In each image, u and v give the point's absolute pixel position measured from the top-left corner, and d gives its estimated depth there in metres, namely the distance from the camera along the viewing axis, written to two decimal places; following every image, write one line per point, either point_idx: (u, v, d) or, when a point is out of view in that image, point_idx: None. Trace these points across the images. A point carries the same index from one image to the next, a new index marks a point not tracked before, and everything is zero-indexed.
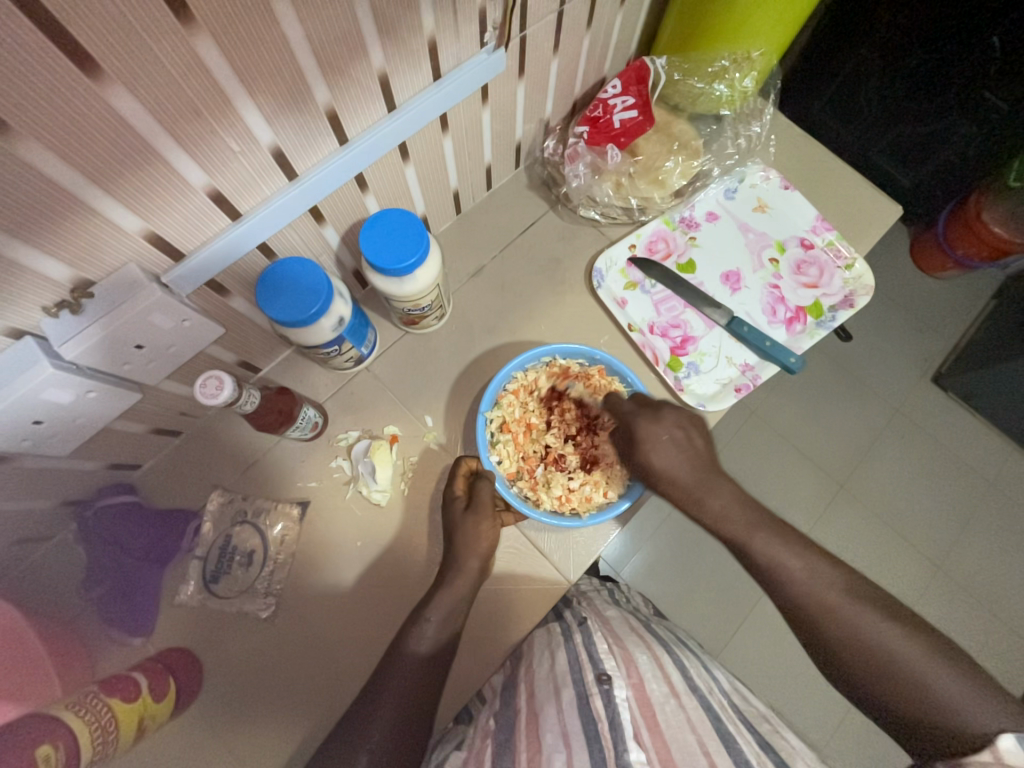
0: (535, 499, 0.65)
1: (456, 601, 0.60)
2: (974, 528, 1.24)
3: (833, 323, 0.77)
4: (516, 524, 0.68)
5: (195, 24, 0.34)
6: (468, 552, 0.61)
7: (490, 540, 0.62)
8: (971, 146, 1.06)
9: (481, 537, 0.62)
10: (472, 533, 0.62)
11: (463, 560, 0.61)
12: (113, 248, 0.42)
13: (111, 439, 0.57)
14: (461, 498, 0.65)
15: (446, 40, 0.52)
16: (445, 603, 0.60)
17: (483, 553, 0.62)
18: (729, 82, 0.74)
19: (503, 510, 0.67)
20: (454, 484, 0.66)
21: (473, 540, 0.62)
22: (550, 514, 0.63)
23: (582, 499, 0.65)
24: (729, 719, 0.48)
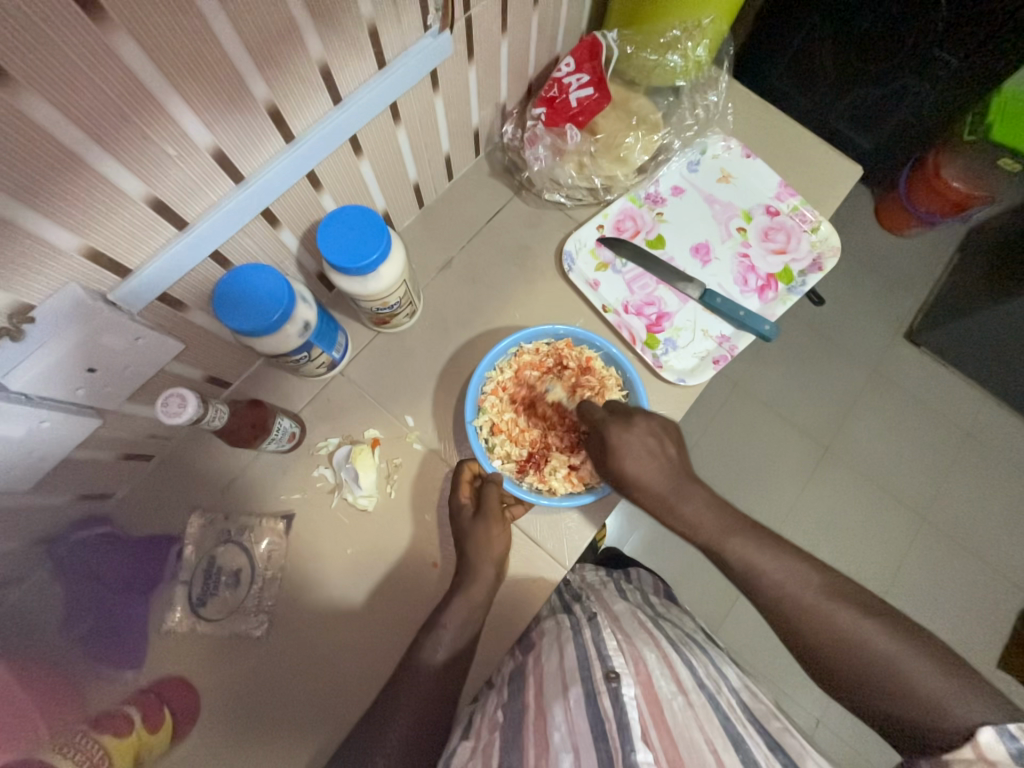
0: (548, 488, 0.64)
1: (471, 610, 0.59)
2: (955, 476, 1.28)
3: (804, 288, 0.77)
4: (522, 520, 0.68)
5: (107, 19, 0.32)
6: (483, 559, 0.61)
7: (503, 543, 0.63)
8: (928, 104, 1.07)
9: (494, 543, 0.62)
10: (482, 542, 0.62)
11: (478, 567, 0.61)
12: (50, 269, 0.39)
13: (77, 470, 0.54)
14: (469, 506, 0.64)
15: (387, 25, 0.50)
16: (460, 614, 0.59)
17: (497, 557, 0.62)
18: (682, 53, 0.74)
19: (513, 504, 0.67)
20: (460, 494, 0.65)
21: (484, 545, 0.62)
22: (567, 497, 0.63)
23: (591, 471, 0.65)
24: (738, 720, 0.45)
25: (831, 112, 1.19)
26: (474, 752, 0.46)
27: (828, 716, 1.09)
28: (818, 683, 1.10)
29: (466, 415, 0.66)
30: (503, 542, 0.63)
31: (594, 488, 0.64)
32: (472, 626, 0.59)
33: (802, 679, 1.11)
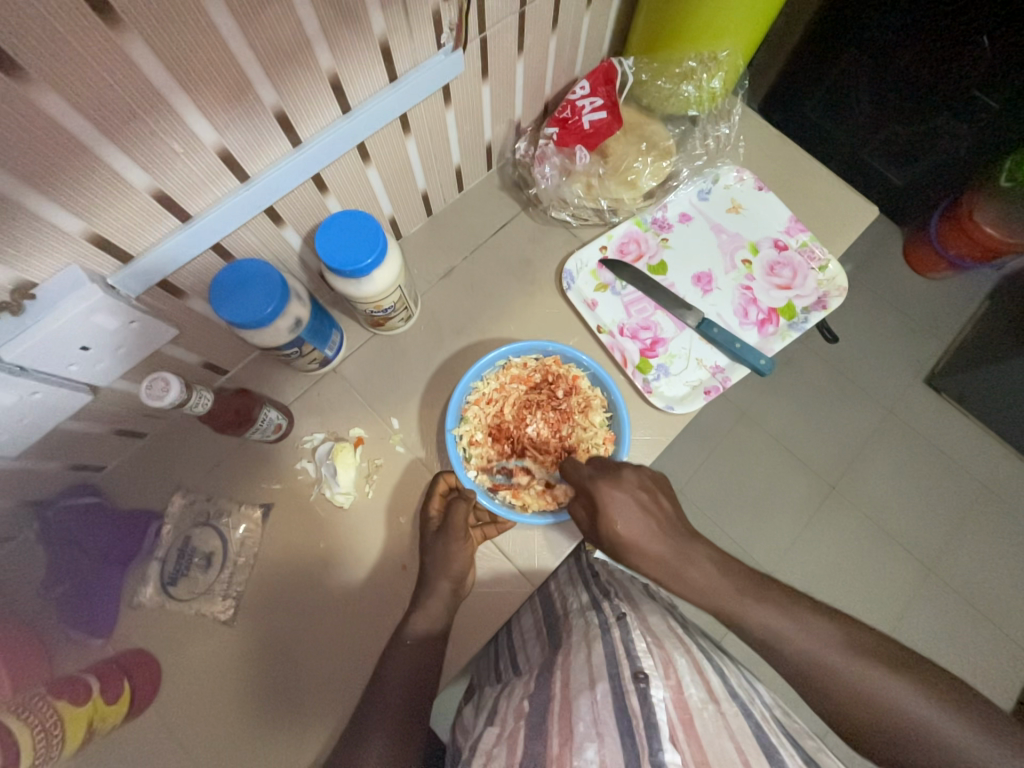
0: (522, 503, 0.64)
1: (429, 622, 0.60)
2: (964, 531, 1.23)
3: (805, 325, 0.76)
4: (493, 539, 0.68)
5: (121, 24, 0.34)
6: (439, 575, 0.62)
7: (464, 562, 0.64)
8: (964, 146, 1.05)
9: (452, 559, 0.63)
10: (441, 555, 0.63)
11: (434, 581, 0.62)
12: (55, 250, 0.42)
13: (68, 441, 0.57)
14: (437, 519, 0.66)
15: (400, 41, 0.51)
16: (421, 626, 0.60)
17: (455, 575, 0.63)
18: (697, 83, 0.74)
19: (487, 523, 0.68)
20: (431, 504, 0.67)
21: (441, 561, 0.63)
22: (538, 514, 0.63)
23: (567, 490, 0.65)
24: (771, 731, 0.43)
25: (860, 148, 1.18)
26: (500, 738, 0.43)
27: None
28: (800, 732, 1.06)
29: (448, 425, 0.66)
30: (462, 559, 0.64)
31: (567, 509, 0.64)
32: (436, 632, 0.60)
33: None
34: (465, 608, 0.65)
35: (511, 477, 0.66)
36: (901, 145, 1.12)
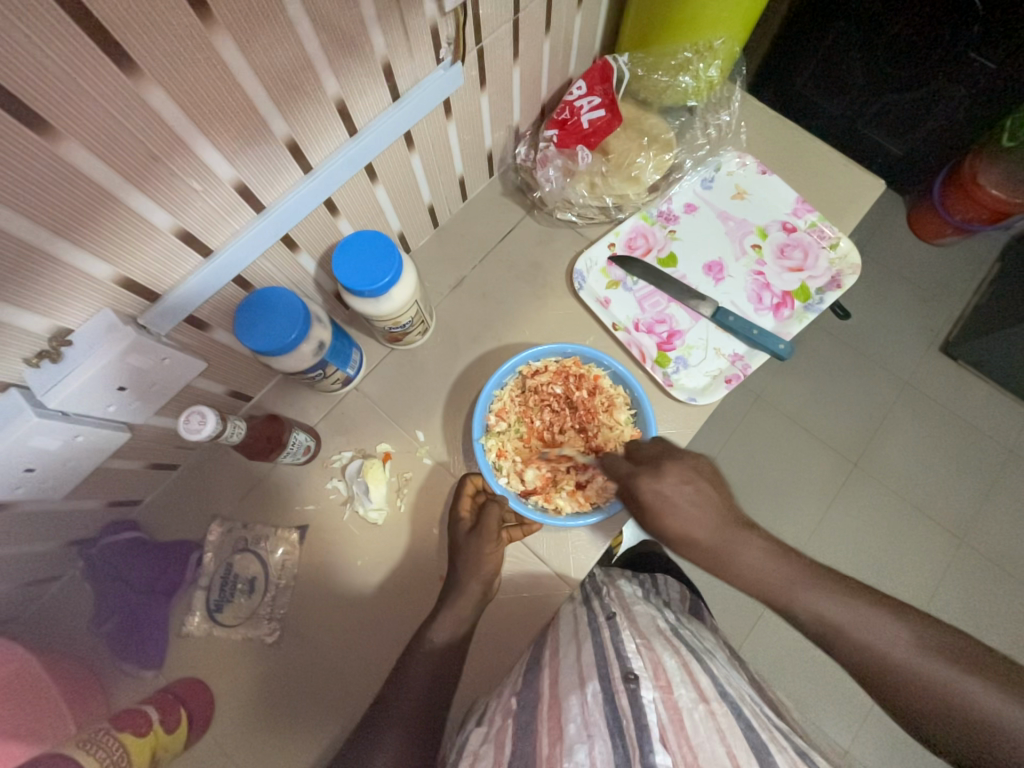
0: (554, 506, 0.64)
1: (458, 621, 0.61)
2: (994, 498, 1.21)
3: (821, 305, 0.76)
4: (522, 540, 0.68)
5: (139, 72, 0.35)
6: (469, 575, 0.63)
7: (493, 563, 0.64)
8: (961, 109, 1.04)
9: (484, 560, 0.63)
10: (473, 555, 0.63)
11: (466, 582, 0.62)
12: (87, 296, 0.43)
13: (107, 478, 0.58)
14: (468, 519, 0.67)
15: (400, 60, 0.52)
16: (449, 623, 0.61)
17: (485, 576, 0.63)
18: (694, 74, 0.74)
19: (511, 525, 0.68)
20: (460, 504, 0.67)
21: (473, 561, 0.63)
22: (571, 516, 0.63)
23: (598, 490, 0.65)
24: (763, 731, 0.41)
25: (857, 121, 1.17)
26: (488, 736, 0.46)
27: (855, 750, 1.04)
28: (843, 713, 1.06)
29: (473, 434, 0.67)
30: (494, 561, 0.64)
31: (599, 508, 0.64)
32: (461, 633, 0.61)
33: (827, 708, 1.06)
34: (505, 614, 0.66)
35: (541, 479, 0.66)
36: (897, 114, 1.12)
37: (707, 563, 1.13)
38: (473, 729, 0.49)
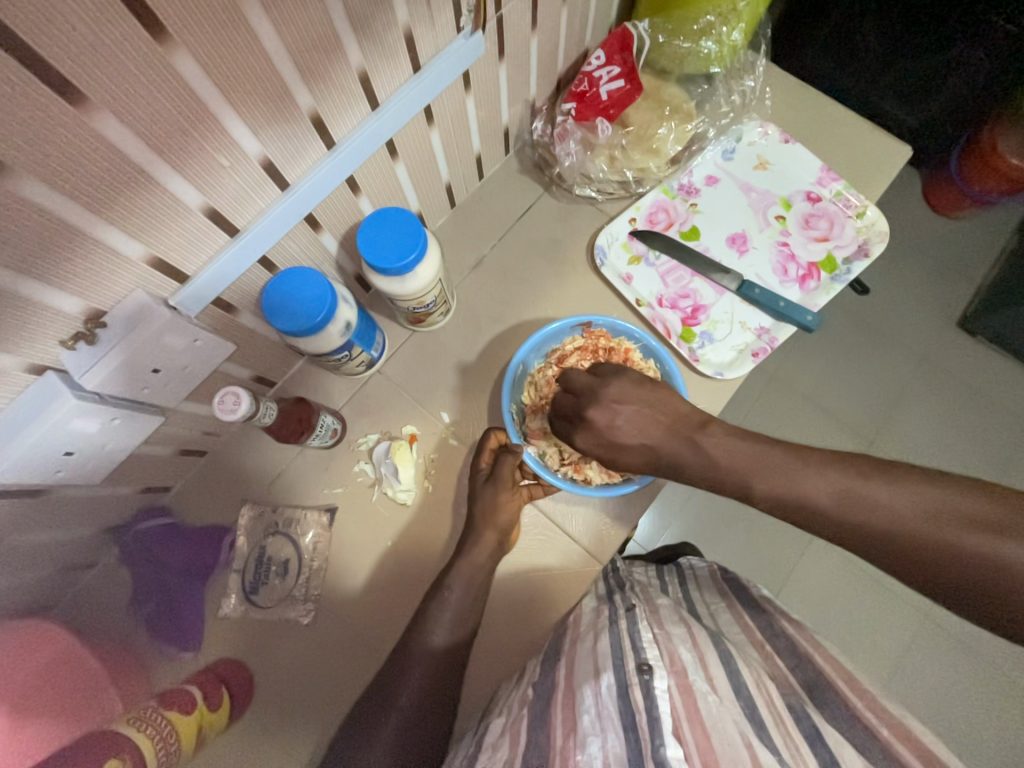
0: (586, 478, 0.64)
1: (474, 568, 0.62)
2: (1016, 472, 1.19)
3: (848, 276, 0.74)
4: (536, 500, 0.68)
5: (170, 40, 0.34)
6: (485, 523, 0.63)
7: (508, 513, 0.64)
8: (979, 73, 1.01)
9: (500, 508, 0.64)
10: (489, 504, 0.64)
11: (479, 529, 0.63)
12: (120, 276, 0.43)
13: (142, 463, 0.58)
14: (486, 470, 0.67)
15: (422, 29, 0.51)
16: (465, 571, 0.62)
17: (500, 524, 0.64)
18: (717, 38, 0.72)
19: (531, 482, 0.68)
20: (481, 457, 0.68)
21: (489, 509, 0.64)
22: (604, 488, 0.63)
23: None
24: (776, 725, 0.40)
25: (873, 91, 1.14)
26: (503, 728, 0.47)
27: None
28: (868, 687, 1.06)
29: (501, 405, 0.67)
30: (509, 509, 0.64)
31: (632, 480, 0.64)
32: (477, 593, 0.62)
33: None
34: (536, 592, 0.66)
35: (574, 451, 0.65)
36: (912, 84, 1.09)
37: (730, 540, 1.13)
38: (494, 718, 0.50)
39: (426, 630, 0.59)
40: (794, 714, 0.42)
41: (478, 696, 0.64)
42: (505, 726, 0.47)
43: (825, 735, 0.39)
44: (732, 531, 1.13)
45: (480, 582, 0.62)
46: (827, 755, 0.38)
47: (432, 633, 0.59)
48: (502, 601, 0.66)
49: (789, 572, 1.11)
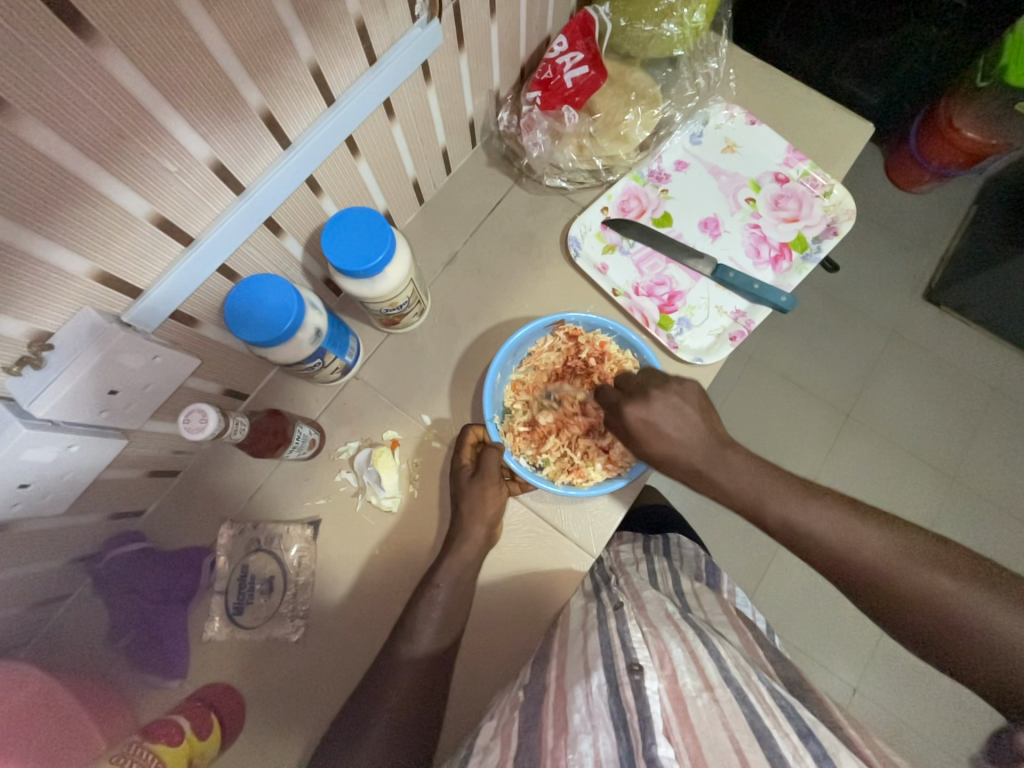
0: (585, 478, 0.64)
1: (462, 566, 0.61)
2: (983, 436, 1.24)
3: (819, 255, 0.75)
4: (521, 494, 0.68)
5: (98, 38, 0.32)
6: (473, 519, 0.62)
7: (495, 506, 0.64)
8: (932, 52, 1.03)
9: (488, 502, 0.63)
10: (478, 498, 0.63)
11: (468, 525, 0.62)
12: (63, 295, 0.40)
13: (109, 489, 0.55)
14: (469, 467, 0.65)
15: (375, 19, 0.49)
16: (455, 567, 0.61)
17: (489, 518, 0.63)
18: (678, 20, 0.71)
19: (509, 479, 0.67)
20: (461, 454, 0.66)
21: (478, 505, 0.63)
22: (600, 484, 0.63)
23: (622, 455, 0.65)
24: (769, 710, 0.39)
25: (833, 70, 1.16)
26: (496, 730, 0.47)
27: (864, 686, 1.08)
28: (853, 654, 1.09)
29: (482, 415, 0.66)
30: (496, 503, 0.64)
31: (624, 474, 0.64)
32: (465, 587, 0.61)
33: (835, 649, 1.10)
34: (528, 589, 0.66)
35: (567, 458, 0.66)
36: (871, 62, 1.10)
37: (718, 519, 1.14)
38: (483, 722, 0.49)
39: (414, 635, 0.58)
40: (784, 708, 0.40)
41: (476, 699, 0.63)
42: (494, 730, 0.47)
43: (814, 728, 0.38)
44: (718, 510, 1.15)
45: (468, 579, 0.61)
46: (817, 746, 0.36)
47: (427, 641, 0.58)
48: (495, 601, 0.66)
49: (775, 548, 1.13)
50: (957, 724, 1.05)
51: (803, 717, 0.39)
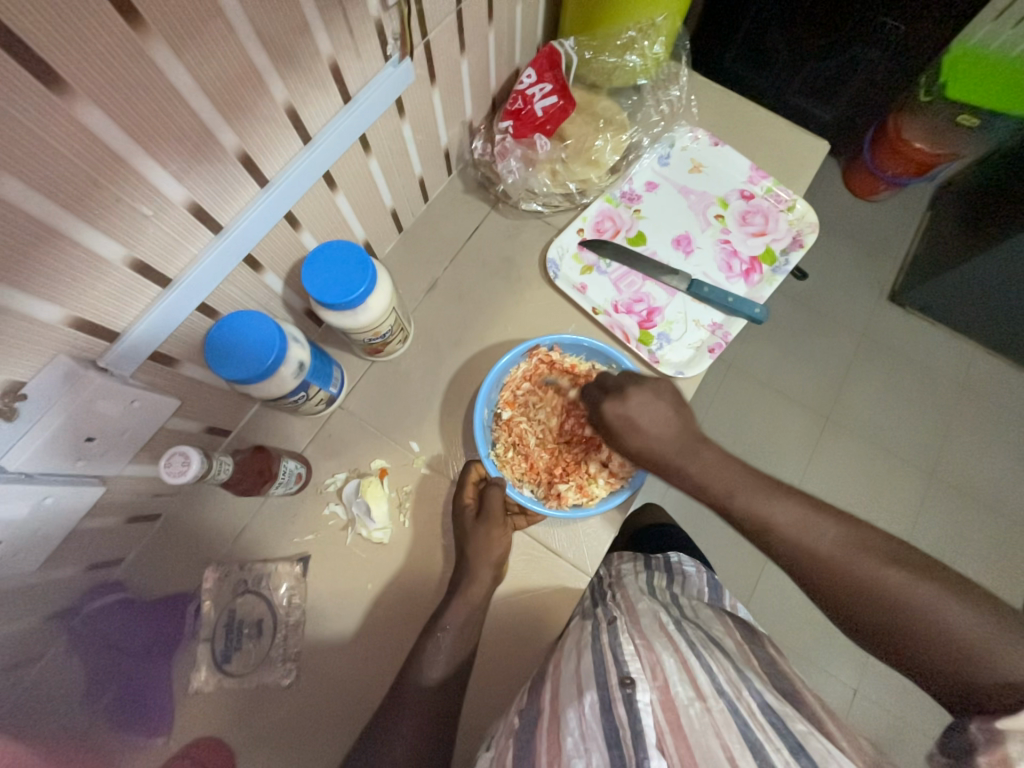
0: (591, 496, 0.64)
1: (472, 605, 0.60)
2: (955, 429, 1.28)
3: (787, 267, 0.78)
4: (526, 528, 0.67)
5: (70, 91, 0.32)
6: (481, 560, 0.62)
7: (496, 537, 0.63)
8: (879, 69, 1.09)
9: (494, 544, 0.62)
10: (484, 541, 0.62)
11: (477, 569, 0.61)
12: (37, 344, 0.39)
13: (86, 538, 0.53)
14: (472, 506, 0.65)
15: (347, 59, 0.50)
16: (460, 613, 0.60)
17: (497, 560, 0.62)
18: (640, 52, 0.75)
19: (516, 513, 0.67)
20: (464, 493, 0.66)
21: (484, 547, 0.62)
22: (606, 500, 0.64)
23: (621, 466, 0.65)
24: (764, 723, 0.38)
25: (788, 90, 1.22)
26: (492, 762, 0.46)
27: (862, 686, 1.08)
28: (849, 654, 1.10)
29: (480, 452, 0.66)
30: (503, 544, 0.63)
31: (626, 486, 0.64)
32: (474, 627, 0.60)
33: (832, 652, 1.10)
34: (526, 612, 0.65)
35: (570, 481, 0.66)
36: (823, 81, 1.17)
37: (712, 527, 1.15)
38: (480, 750, 0.48)
39: (421, 670, 0.57)
40: (773, 721, 0.39)
41: (479, 733, 0.61)
42: (490, 761, 0.46)
43: (805, 743, 0.37)
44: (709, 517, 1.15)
45: (476, 621, 0.60)
46: (807, 757, 0.35)
47: (426, 672, 0.57)
48: (493, 628, 0.65)
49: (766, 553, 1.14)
50: (953, 716, 1.07)
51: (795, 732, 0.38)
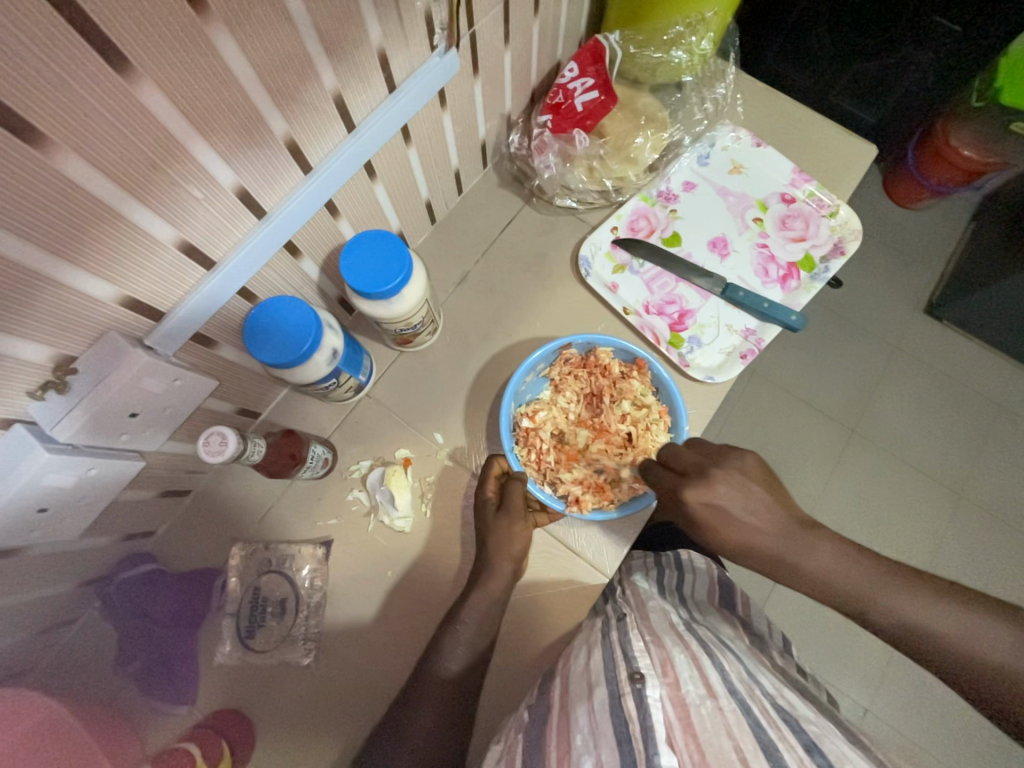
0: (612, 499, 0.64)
1: (489, 598, 0.60)
2: (989, 451, 1.23)
3: (827, 274, 0.75)
4: (546, 525, 0.67)
5: (135, 73, 0.33)
6: (500, 554, 0.61)
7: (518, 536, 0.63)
8: (928, 75, 1.06)
9: (514, 538, 0.62)
10: (505, 535, 0.62)
11: (495, 563, 0.61)
12: (87, 318, 0.40)
13: (122, 510, 0.55)
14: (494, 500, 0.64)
15: (395, 47, 0.50)
16: (480, 607, 0.60)
17: (516, 555, 0.62)
18: (687, 47, 0.73)
19: (537, 509, 0.67)
20: (486, 487, 0.65)
21: (504, 543, 0.62)
22: (627, 503, 0.64)
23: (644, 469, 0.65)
24: (772, 719, 0.38)
25: (830, 91, 1.18)
26: (504, 752, 0.46)
27: (876, 707, 1.06)
28: (864, 673, 1.07)
29: (503, 446, 0.66)
30: (522, 540, 0.63)
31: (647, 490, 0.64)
32: (491, 620, 0.60)
33: (846, 670, 1.08)
34: (542, 610, 0.65)
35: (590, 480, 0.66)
36: (870, 82, 1.12)
37: None
38: (490, 745, 0.49)
39: (442, 660, 0.58)
40: (794, 725, 0.38)
41: (490, 725, 0.62)
42: (502, 752, 0.46)
43: (818, 739, 0.37)
44: None
45: (495, 615, 0.60)
46: (822, 757, 0.35)
47: (442, 660, 0.58)
48: (509, 623, 0.65)
49: None
50: (967, 743, 1.04)
51: (808, 731, 0.38)
